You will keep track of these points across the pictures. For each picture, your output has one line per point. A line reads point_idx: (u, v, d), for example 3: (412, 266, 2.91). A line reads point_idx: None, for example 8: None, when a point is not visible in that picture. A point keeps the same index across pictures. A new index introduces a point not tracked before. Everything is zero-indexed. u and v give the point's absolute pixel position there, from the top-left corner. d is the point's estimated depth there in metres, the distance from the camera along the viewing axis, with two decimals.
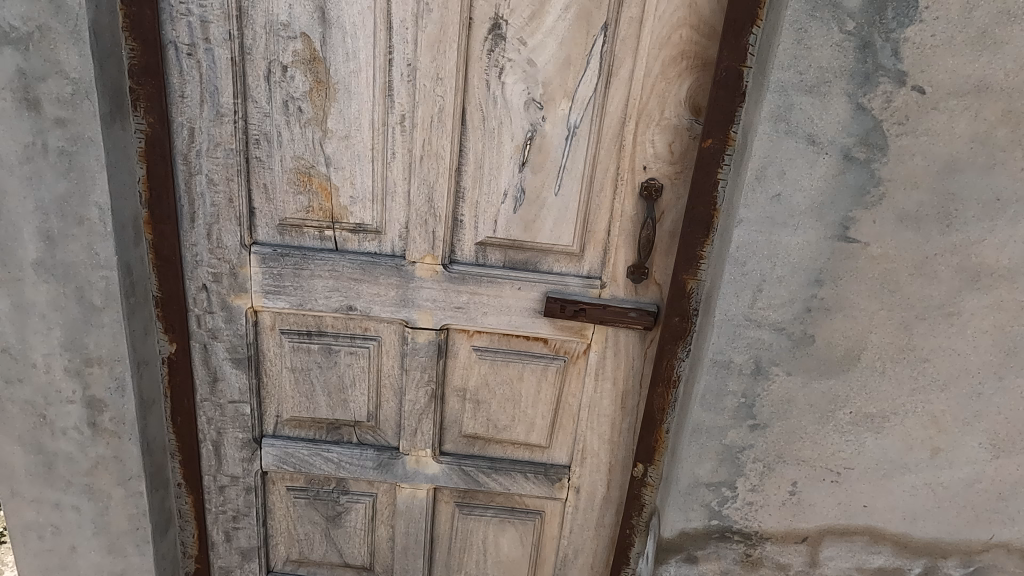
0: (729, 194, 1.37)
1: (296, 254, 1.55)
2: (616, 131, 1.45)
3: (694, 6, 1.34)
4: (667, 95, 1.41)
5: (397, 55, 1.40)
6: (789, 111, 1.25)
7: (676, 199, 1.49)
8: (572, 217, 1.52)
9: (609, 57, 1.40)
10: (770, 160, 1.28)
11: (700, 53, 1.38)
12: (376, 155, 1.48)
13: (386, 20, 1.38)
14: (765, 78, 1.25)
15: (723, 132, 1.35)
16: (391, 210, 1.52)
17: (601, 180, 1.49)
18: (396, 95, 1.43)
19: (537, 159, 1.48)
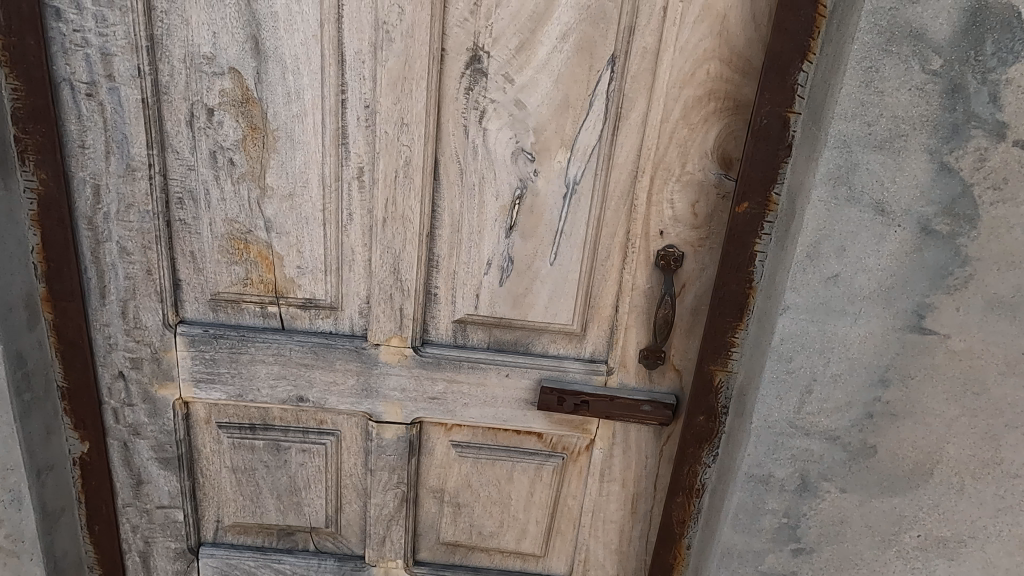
0: (770, 271, 1.08)
1: (233, 335, 1.26)
2: (626, 187, 1.17)
3: (725, 33, 1.06)
4: (690, 145, 1.13)
5: (352, 95, 1.11)
6: (853, 173, 0.96)
7: (701, 270, 1.21)
8: (573, 292, 1.24)
9: (618, 98, 1.11)
10: (826, 234, 1.00)
11: (732, 92, 1.09)
12: (328, 216, 1.19)
13: (336, 52, 1.09)
14: (821, 129, 0.96)
15: (763, 194, 1.06)
16: (348, 283, 1.24)
17: (608, 247, 1.21)
18: (351, 144, 1.14)
19: (527, 222, 1.19)
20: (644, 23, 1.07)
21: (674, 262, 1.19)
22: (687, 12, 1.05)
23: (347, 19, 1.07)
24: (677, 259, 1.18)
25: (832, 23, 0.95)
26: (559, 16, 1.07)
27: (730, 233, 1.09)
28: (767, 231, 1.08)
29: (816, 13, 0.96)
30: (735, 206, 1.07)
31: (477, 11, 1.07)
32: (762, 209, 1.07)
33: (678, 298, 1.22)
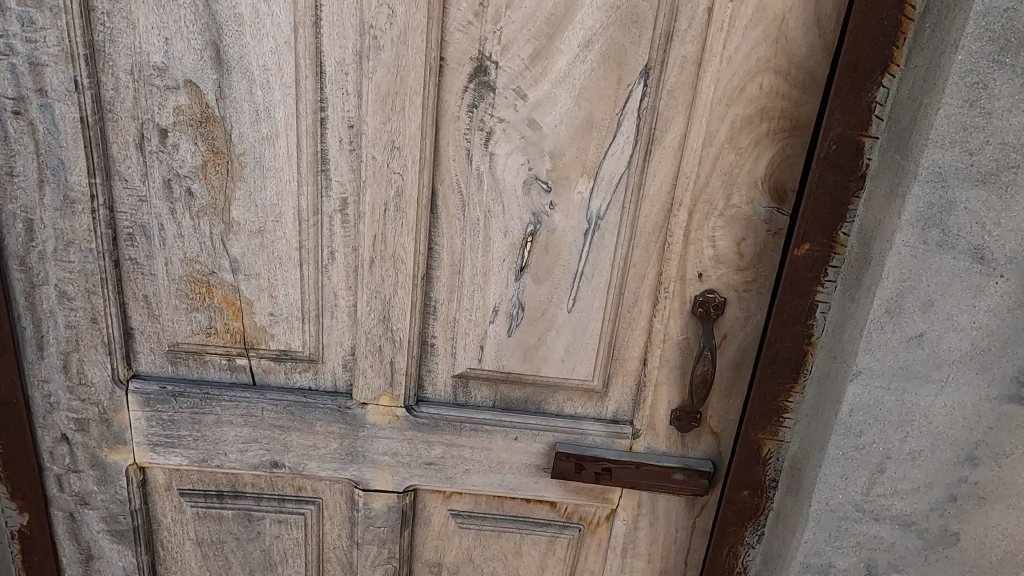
0: (835, 326, 0.90)
1: (195, 393, 1.08)
2: (659, 221, 0.99)
3: (782, 41, 0.88)
4: (737, 173, 0.95)
5: (332, 113, 0.93)
6: (948, 212, 0.78)
7: (746, 319, 1.03)
8: (594, 343, 1.05)
9: (652, 117, 0.93)
10: (910, 285, 0.81)
11: (789, 111, 0.91)
12: (305, 255, 1.01)
13: (313, 61, 0.91)
14: (908, 158, 0.78)
15: (828, 234, 0.87)
16: (330, 332, 1.05)
17: (636, 292, 1.03)
18: (332, 170, 0.96)
19: (541, 262, 1.01)
20: (684, 28, 0.88)
21: (715, 310, 1.01)
22: (737, 15, 0.87)
23: (327, 23, 0.89)
24: (718, 306, 1.01)
25: (922, 27, 0.77)
26: (582, 19, 0.88)
27: (786, 279, 0.91)
28: (832, 278, 0.89)
29: (903, 15, 0.77)
30: (793, 248, 0.89)
31: (483, 13, 0.89)
32: (826, 252, 0.88)
33: (718, 351, 1.04)
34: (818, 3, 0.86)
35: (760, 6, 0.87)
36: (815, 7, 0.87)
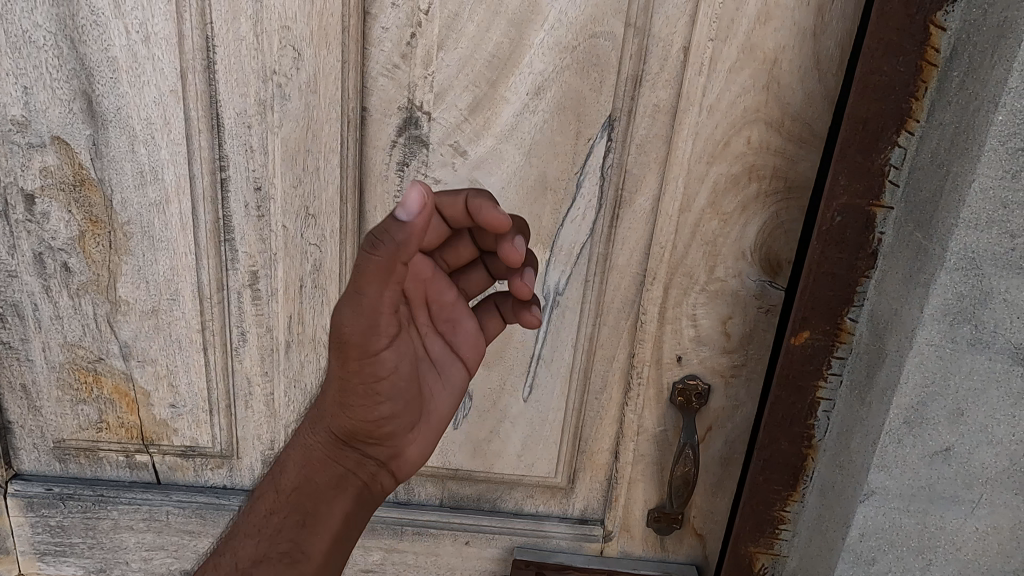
0: (841, 430, 0.73)
1: (87, 496, 0.91)
2: (630, 296, 0.83)
3: (773, 86, 0.73)
4: (720, 241, 0.79)
5: (234, 173, 0.78)
6: (982, 305, 0.62)
7: (734, 408, 0.87)
8: (556, 434, 0.90)
9: (618, 176, 0.78)
10: (935, 393, 0.65)
11: (782, 169, 0.76)
12: (210, 338, 0.85)
13: (208, 113, 0.75)
14: (932, 238, 0.61)
15: (832, 320, 0.71)
16: (245, 424, 0.89)
17: (604, 377, 0.87)
18: (238, 240, 0.81)
19: (491, 344, 0.85)
20: (655, 71, 0.73)
21: (697, 399, 0.86)
22: (718, 57, 0.72)
23: (222, 67, 0.73)
24: (701, 394, 0.86)
25: (949, 75, 0.61)
26: (532, 61, 0.73)
27: (781, 373, 0.74)
28: (836, 371, 0.73)
29: (923, 60, 0.62)
30: (790, 337, 0.72)
31: (410, 54, 0.73)
32: (829, 341, 0.72)
33: (701, 444, 0.89)
34: (816, 41, 0.71)
35: (746, 45, 0.72)
36: (812, 46, 0.71)
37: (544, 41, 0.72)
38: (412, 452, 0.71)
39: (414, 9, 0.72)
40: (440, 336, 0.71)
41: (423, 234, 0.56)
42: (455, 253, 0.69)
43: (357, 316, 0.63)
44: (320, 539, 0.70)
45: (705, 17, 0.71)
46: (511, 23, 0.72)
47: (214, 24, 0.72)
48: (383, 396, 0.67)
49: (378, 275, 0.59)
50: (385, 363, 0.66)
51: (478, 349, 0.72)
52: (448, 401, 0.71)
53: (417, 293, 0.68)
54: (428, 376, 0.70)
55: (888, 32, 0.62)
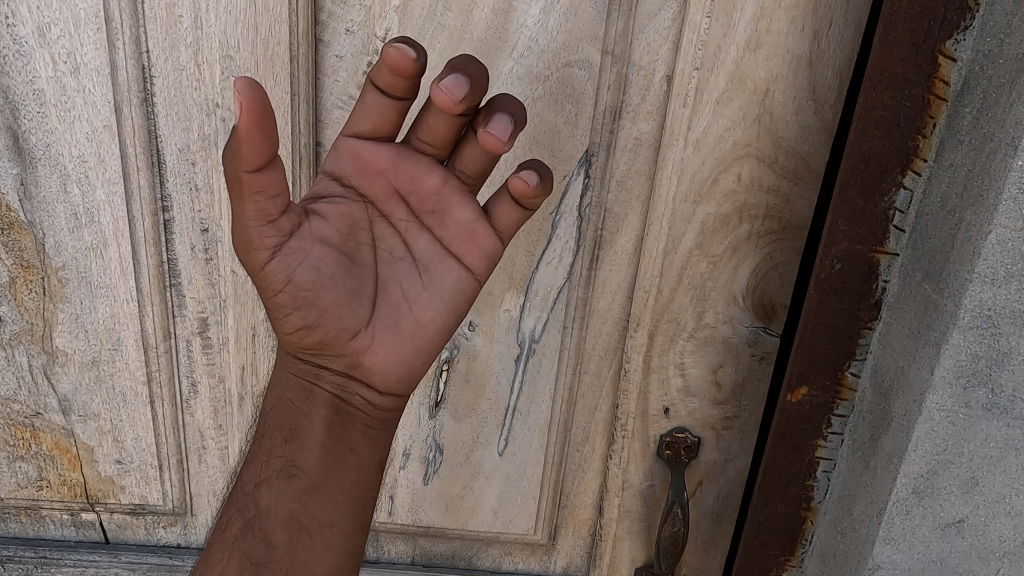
0: (842, 495, 0.66)
1: (29, 558, 0.84)
2: (612, 343, 0.77)
3: (765, 118, 0.67)
4: (710, 285, 0.73)
5: (179, 214, 0.71)
6: (999, 367, 0.55)
7: (727, 463, 0.81)
8: (534, 489, 0.83)
9: (598, 215, 0.71)
10: (946, 462, 0.58)
11: (776, 208, 0.69)
12: (157, 390, 0.78)
13: (148, 149, 0.68)
14: (943, 292, 0.55)
15: (831, 375, 0.64)
16: (199, 480, 0.82)
17: (585, 429, 0.81)
18: (185, 285, 0.74)
19: (463, 394, 0.78)
20: (636, 102, 0.67)
21: (686, 452, 0.79)
22: (704, 87, 0.66)
23: (162, 100, 0.67)
24: (690, 448, 0.79)
25: (960, 111, 0.55)
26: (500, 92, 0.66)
27: (776, 432, 0.67)
28: (837, 429, 0.66)
29: (931, 93, 0.56)
30: (785, 394, 0.65)
31: None
32: (829, 397, 0.65)
33: (691, 500, 0.82)
34: (812, 70, 0.65)
35: (735, 74, 0.65)
36: (807, 75, 0.65)
37: (512, 70, 0.66)
38: (381, 355, 0.61)
39: (370, 37, 0.65)
40: (428, 232, 0.61)
41: (254, 137, 0.49)
42: (431, 130, 0.59)
43: (259, 238, 0.55)
44: (310, 452, 0.64)
45: (689, 45, 0.64)
46: (476, 51, 0.65)
47: (150, 54, 0.65)
48: (314, 303, 0.58)
49: (253, 210, 0.53)
50: (300, 265, 0.57)
51: (478, 248, 0.61)
52: (432, 304, 0.61)
53: (379, 188, 0.61)
54: (404, 276, 0.61)
55: (892, 62, 0.55)
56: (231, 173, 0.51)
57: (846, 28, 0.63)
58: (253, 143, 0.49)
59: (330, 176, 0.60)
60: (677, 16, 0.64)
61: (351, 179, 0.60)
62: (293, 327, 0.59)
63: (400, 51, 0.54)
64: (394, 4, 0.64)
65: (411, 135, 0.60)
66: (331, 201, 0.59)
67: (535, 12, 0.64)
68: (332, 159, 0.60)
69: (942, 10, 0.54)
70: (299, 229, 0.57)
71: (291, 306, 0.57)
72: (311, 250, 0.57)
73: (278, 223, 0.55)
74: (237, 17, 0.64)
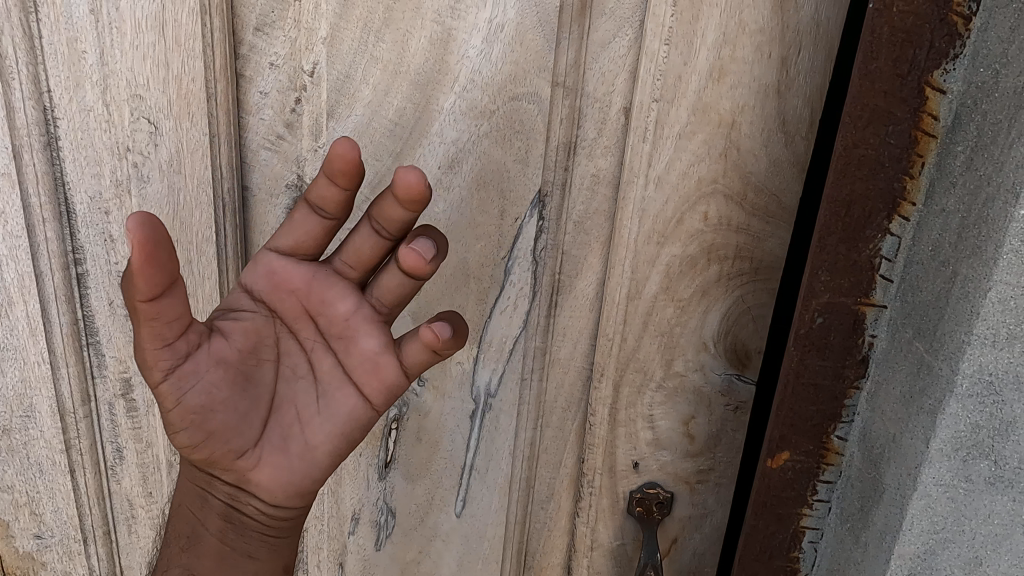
0: (831, 568, 0.61)
1: None
2: (576, 395, 0.71)
3: (732, 152, 0.61)
4: (677, 332, 0.67)
5: (93, 268, 0.63)
6: (1003, 437, 0.50)
7: (702, 519, 0.75)
8: (496, 550, 0.77)
9: (554, 259, 0.66)
10: (944, 539, 0.53)
11: (748, 248, 0.63)
12: (77, 459, 0.70)
13: (54, 198, 0.61)
14: (937, 354, 0.50)
15: (815, 439, 0.58)
16: (129, 552, 0.75)
17: (549, 485, 0.75)
18: (104, 343, 0.66)
19: (416, 453, 0.72)
20: (591, 136, 0.62)
21: (659, 509, 0.73)
22: (665, 120, 0.60)
23: (67, 144, 0.59)
24: (663, 504, 0.73)
25: (952, 149, 0.49)
26: (442, 129, 0.61)
27: (757, 501, 0.61)
28: (824, 497, 0.61)
29: (917, 129, 0.50)
30: (765, 460, 0.59)
31: (296, 124, 0.60)
32: (813, 462, 0.59)
33: (666, 559, 0.76)
34: (781, 99, 0.59)
35: (698, 106, 0.60)
36: (776, 105, 0.59)
37: (455, 105, 0.60)
38: (268, 474, 0.57)
39: (296, 71, 0.59)
40: (331, 352, 0.58)
41: (149, 275, 0.45)
42: (356, 251, 0.56)
43: (153, 360, 0.50)
44: (205, 556, 0.60)
45: (649, 76, 0.59)
46: (413, 85, 0.59)
47: (51, 93, 0.57)
48: (203, 426, 0.54)
49: (150, 333, 0.49)
50: (192, 387, 0.53)
51: (379, 380, 0.57)
52: (325, 429, 0.57)
53: (288, 307, 0.58)
54: (302, 396, 0.58)
55: (873, 96, 0.49)
56: (126, 301, 0.47)
57: (817, 54, 0.58)
58: (148, 279, 0.45)
59: (242, 291, 0.57)
60: (634, 44, 0.59)
61: (262, 295, 0.57)
62: (180, 445, 0.54)
63: (346, 146, 0.52)
64: (321, 35, 0.58)
65: (334, 255, 0.57)
66: (235, 318, 0.56)
67: (477, 42, 0.59)
68: (247, 272, 0.57)
69: (929, 36, 0.48)
70: (196, 350, 0.53)
71: (179, 426, 0.53)
72: (206, 370, 0.53)
73: (174, 344, 0.51)
74: (144, 52, 0.57)
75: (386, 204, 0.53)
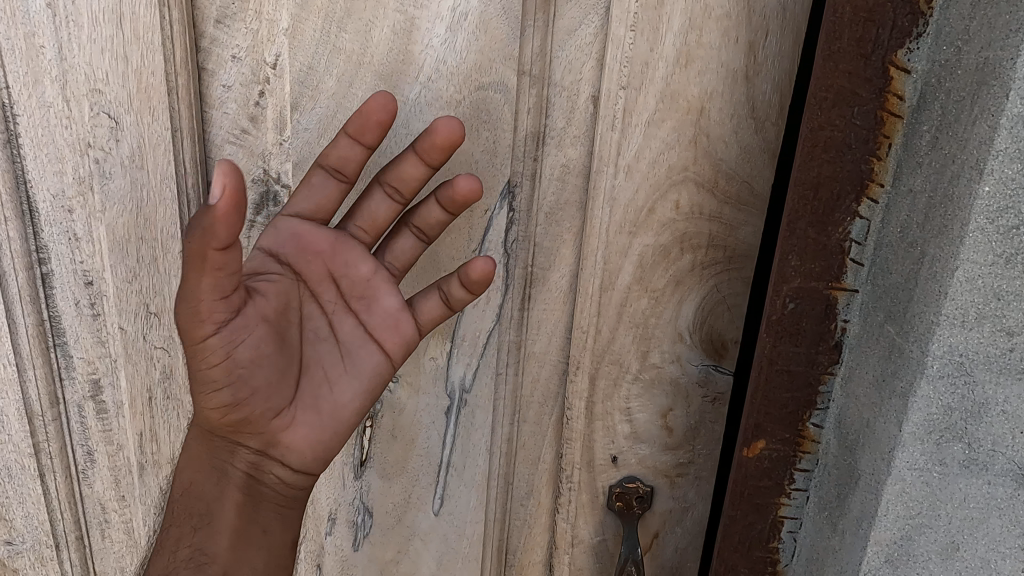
0: (810, 558, 0.60)
1: None
2: (551, 389, 0.71)
3: (701, 139, 0.60)
4: (652, 323, 0.66)
5: (58, 267, 0.62)
6: (976, 420, 0.49)
7: (683, 512, 0.74)
8: (475, 549, 0.76)
9: (527, 251, 0.65)
10: (919, 525, 0.52)
11: (720, 236, 0.63)
12: (47, 463, 0.68)
13: (16, 197, 0.59)
14: (907, 337, 0.49)
15: (790, 427, 0.57)
16: (104, 556, 0.74)
17: (528, 481, 0.74)
18: (72, 344, 0.64)
19: (391, 451, 0.71)
20: (559, 126, 0.61)
21: (639, 503, 0.72)
22: (633, 108, 0.60)
23: (27, 141, 0.58)
24: (643, 498, 0.72)
25: (918, 129, 0.49)
26: (408, 120, 0.60)
27: (734, 491, 0.60)
28: (801, 485, 0.60)
29: (883, 109, 0.50)
30: (741, 449, 0.58)
31: (260, 117, 0.60)
32: (789, 452, 0.58)
33: (648, 554, 0.76)
34: (750, 84, 0.59)
35: (666, 93, 0.59)
36: (745, 91, 0.59)
37: (420, 95, 0.60)
38: (299, 434, 0.58)
39: (259, 63, 0.58)
40: (352, 315, 0.59)
41: (233, 224, 0.43)
42: (372, 216, 0.58)
43: (209, 312, 0.49)
44: (222, 535, 0.59)
45: (615, 63, 0.58)
46: (378, 75, 0.59)
47: (10, 89, 0.56)
48: (245, 384, 0.54)
49: (208, 286, 0.47)
50: (242, 342, 0.53)
51: (400, 335, 0.59)
52: (350, 389, 0.60)
53: (312, 269, 0.58)
54: (326, 356, 0.59)
55: (836, 77, 0.49)
56: (193, 249, 0.45)
57: (784, 37, 0.57)
58: (227, 227, 0.43)
59: (265, 253, 0.56)
60: (600, 31, 0.58)
61: (289, 256, 0.57)
62: (215, 407, 0.54)
63: (383, 100, 0.53)
64: (283, 26, 0.57)
65: (347, 220, 0.58)
66: (266, 279, 0.56)
67: (441, 31, 0.58)
68: (269, 237, 0.56)
69: (891, 14, 0.48)
70: (245, 306, 0.52)
71: (223, 382, 0.53)
72: (254, 327, 0.53)
73: (229, 298, 0.50)
74: (103, 46, 0.56)
75: (406, 163, 0.56)
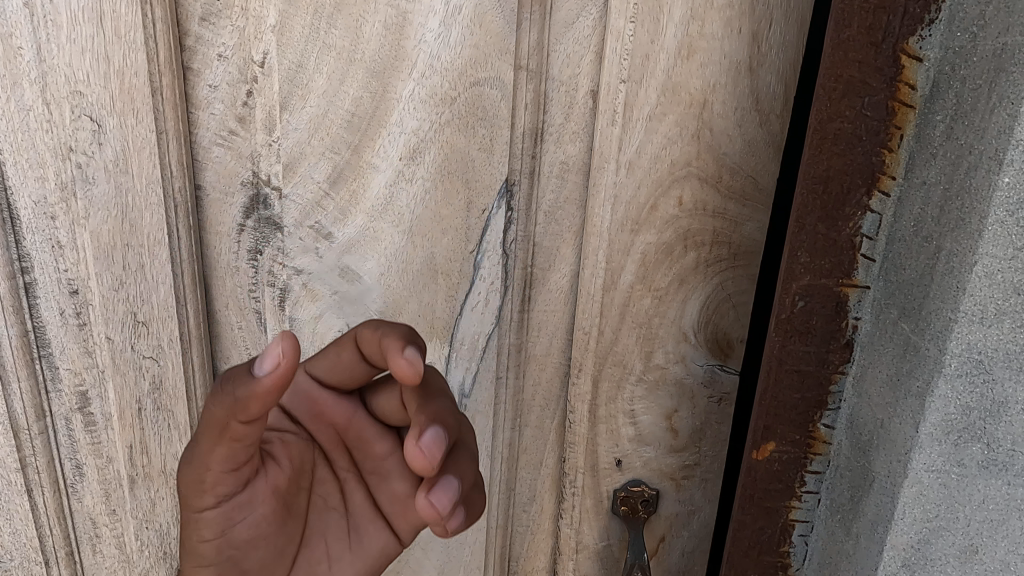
0: (823, 562, 0.58)
1: None
2: (554, 391, 0.69)
3: (705, 133, 0.59)
4: (656, 323, 0.65)
5: (41, 276, 0.58)
6: (995, 419, 0.48)
7: (690, 516, 0.72)
8: (478, 556, 0.75)
9: (525, 251, 0.64)
10: (937, 528, 0.51)
11: (724, 233, 0.62)
12: (34, 478, 0.64)
13: None
14: (923, 335, 0.47)
15: (801, 428, 0.56)
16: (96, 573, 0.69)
17: (530, 487, 0.73)
18: (57, 355, 0.61)
19: None
20: (558, 122, 0.60)
21: (644, 507, 0.71)
22: (634, 101, 0.58)
23: (5, 145, 0.54)
24: (648, 501, 0.71)
25: (931, 119, 0.47)
26: (401, 118, 0.58)
27: (744, 495, 0.58)
28: (812, 488, 0.58)
29: (894, 100, 0.48)
30: (750, 451, 0.56)
31: (248, 118, 0.58)
32: (800, 453, 0.57)
33: (655, 559, 0.74)
34: (753, 76, 0.57)
35: (668, 86, 0.57)
36: (749, 82, 0.57)
37: (414, 92, 0.58)
38: None
39: (246, 62, 0.56)
40: (364, 488, 0.54)
41: (265, 403, 0.41)
42: (382, 410, 0.51)
43: (212, 483, 0.48)
44: None
45: (614, 55, 0.57)
46: (369, 73, 0.57)
47: None
48: (237, 565, 0.51)
49: (223, 453, 0.47)
50: (242, 520, 0.51)
51: (408, 524, 0.53)
52: (352, 568, 0.54)
53: (328, 437, 0.54)
54: (332, 528, 0.54)
55: (847, 66, 0.47)
56: (217, 418, 0.44)
57: (790, 26, 0.55)
58: (259, 404, 0.41)
59: (282, 409, 0.54)
60: (598, 23, 0.57)
61: (303, 417, 0.53)
62: None
63: (372, 335, 0.46)
64: (270, 23, 0.55)
65: (366, 394, 0.52)
66: (280, 442, 0.53)
67: (434, 25, 0.56)
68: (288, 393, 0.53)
69: (903, 2, 0.46)
70: (251, 482, 0.50)
71: (212, 558, 0.51)
72: (256, 507, 0.51)
73: (238, 471, 0.48)
74: (83, 46, 0.53)
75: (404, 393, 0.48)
